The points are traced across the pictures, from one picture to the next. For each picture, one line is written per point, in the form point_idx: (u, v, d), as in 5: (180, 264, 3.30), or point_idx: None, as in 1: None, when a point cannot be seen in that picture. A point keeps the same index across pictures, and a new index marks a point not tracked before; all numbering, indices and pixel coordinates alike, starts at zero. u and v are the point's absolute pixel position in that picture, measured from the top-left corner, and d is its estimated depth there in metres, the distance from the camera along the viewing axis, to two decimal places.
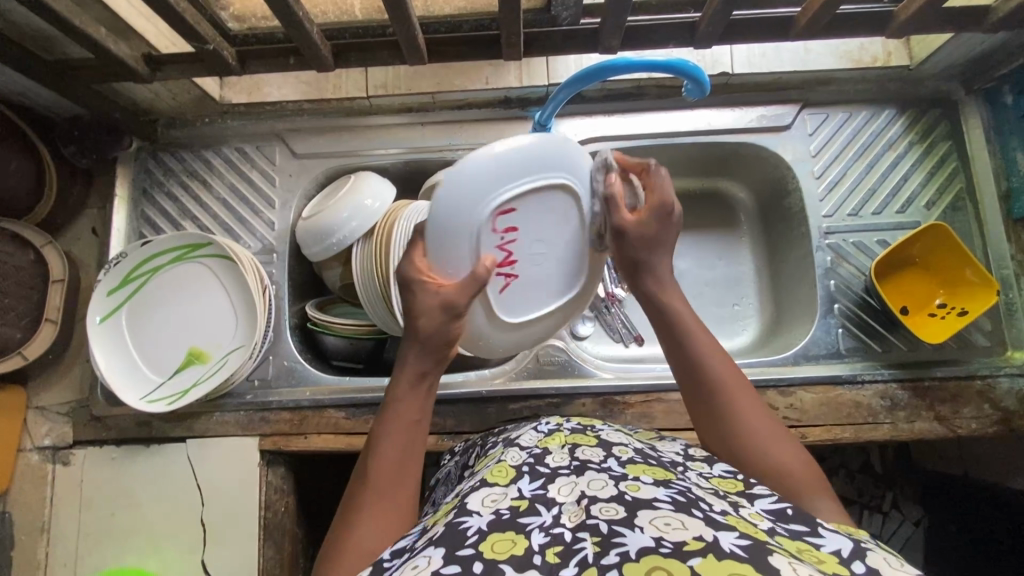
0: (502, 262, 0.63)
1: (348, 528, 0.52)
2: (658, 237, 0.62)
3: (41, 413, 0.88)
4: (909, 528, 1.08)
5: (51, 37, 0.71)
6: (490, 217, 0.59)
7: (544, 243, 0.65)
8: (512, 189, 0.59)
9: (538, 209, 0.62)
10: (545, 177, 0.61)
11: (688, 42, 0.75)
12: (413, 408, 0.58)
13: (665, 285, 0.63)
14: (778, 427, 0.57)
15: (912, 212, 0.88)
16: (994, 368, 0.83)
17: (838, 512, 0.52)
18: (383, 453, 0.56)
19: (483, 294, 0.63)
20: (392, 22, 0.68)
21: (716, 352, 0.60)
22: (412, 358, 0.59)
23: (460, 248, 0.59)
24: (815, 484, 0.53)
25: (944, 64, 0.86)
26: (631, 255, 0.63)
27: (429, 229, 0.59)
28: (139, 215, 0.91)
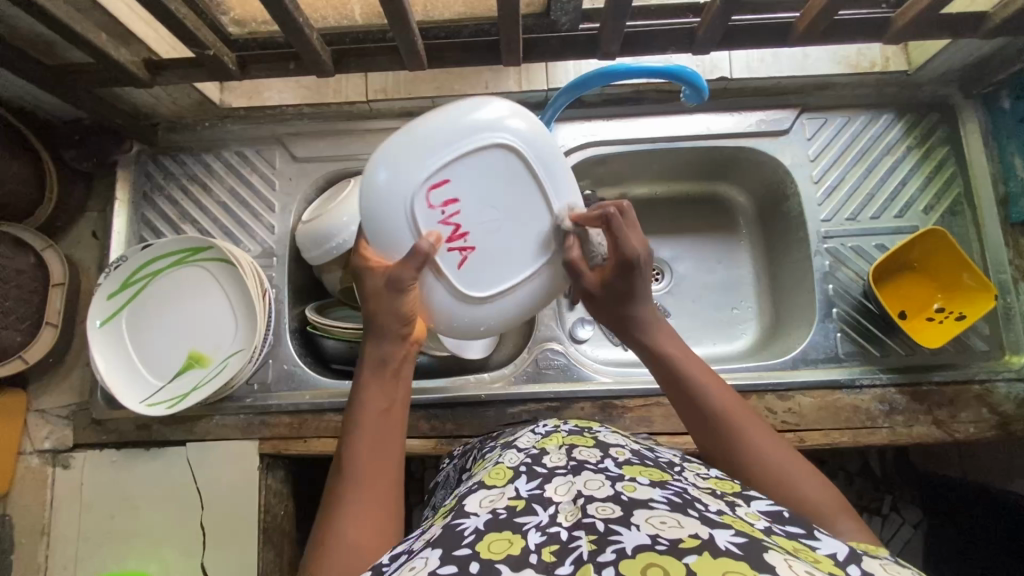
0: (450, 236, 0.60)
1: (330, 525, 0.51)
2: (631, 287, 0.64)
3: (41, 416, 0.88)
4: (909, 531, 1.09)
5: (50, 42, 0.71)
6: (425, 191, 0.58)
7: (498, 210, 0.61)
8: (438, 161, 0.58)
9: (476, 176, 0.59)
10: (475, 141, 0.58)
11: (686, 48, 0.75)
12: (381, 397, 0.59)
13: (655, 330, 0.65)
14: (790, 453, 0.56)
15: (910, 217, 0.88)
16: (992, 373, 0.83)
17: (864, 533, 0.51)
18: (359, 441, 0.56)
19: (435, 270, 0.61)
20: (392, 29, 0.68)
21: (715, 387, 0.60)
22: (374, 347, 0.61)
23: (398, 229, 0.59)
24: (832, 506, 0.52)
25: (942, 70, 0.86)
26: (608, 310, 0.66)
27: (365, 218, 0.60)
28: (140, 218, 0.91)
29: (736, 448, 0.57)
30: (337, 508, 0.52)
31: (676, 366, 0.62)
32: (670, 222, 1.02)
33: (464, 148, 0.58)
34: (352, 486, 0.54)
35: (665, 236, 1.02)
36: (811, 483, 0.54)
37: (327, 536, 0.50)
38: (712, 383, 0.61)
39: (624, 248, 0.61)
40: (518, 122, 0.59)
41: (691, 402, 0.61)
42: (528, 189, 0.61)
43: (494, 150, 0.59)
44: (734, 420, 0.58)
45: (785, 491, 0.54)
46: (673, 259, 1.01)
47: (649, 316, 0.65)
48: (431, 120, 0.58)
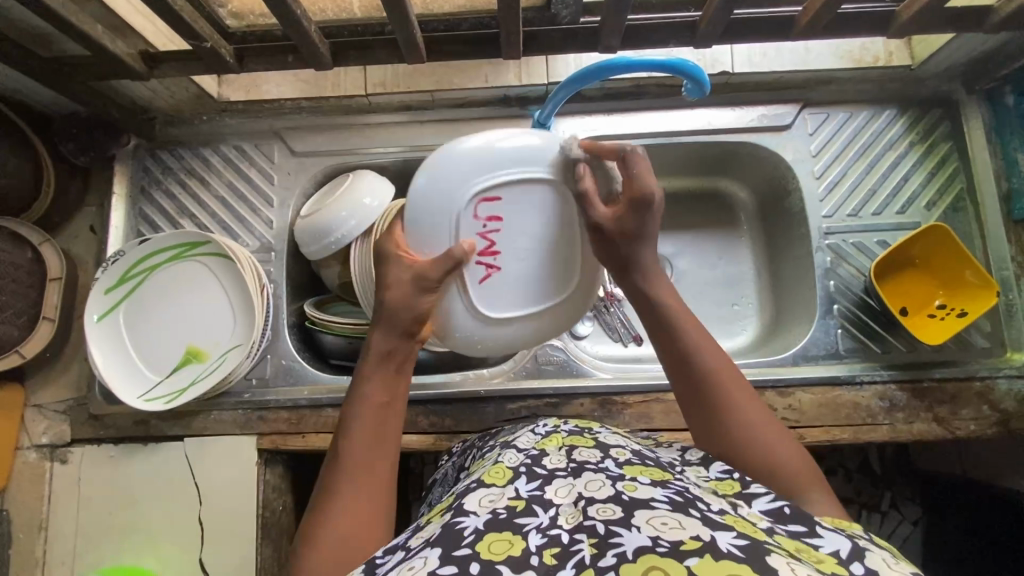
0: (483, 250, 0.61)
1: (322, 514, 0.52)
2: (638, 230, 0.60)
3: (39, 411, 0.88)
4: (907, 528, 1.08)
5: (47, 35, 0.71)
6: (471, 202, 0.60)
7: (533, 241, 0.62)
8: (494, 179, 0.60)
9: (524, 204, 0.61)
10: (530, 173, 0.60)
11: (688, 42, 0.74)
12: (383, 390, 0.59)
13: (652, 279, 0.62)
14: (771, 420, 0.57)
15: (912, 213, 0.88)
16: (993, 370, 0.82)
17: (835, 507, 0.52)
18: (356, 433, 0.56)
19: (460, 279, 0.61)
20: (391, 22, 0.68)
21: (708, 348, 0.59)
22: (379, 339, 0.61)
23: (438, 228, 0.60)
24: (806, 476, 0.54)
25: (945, 65, 0.86)
26: (611, 251, 0.61)
27: (409, 208, 0.61)
28: (138, 212, 0.91)
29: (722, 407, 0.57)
30: (331, 497, 0.53)
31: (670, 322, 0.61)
32: (671, 217, 1.02)
33: (520, 175, 0.60)
34: (346, 478, 0.54)
35: (665, 231, 1.01)
36: (789, 452, 0.55)
37: (319, 526, 0.51)
38: (705, 340, 0.60)
39: (639, 183, 0.58)
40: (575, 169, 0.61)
41: (683, 357, 0.59)
42: (565, 228, 0.62)
43: (546, 186, 0.61)
44: (722, 381, 0.58)
45: (765, 456, 0.54)
46: (674, 254, 1.00)
47: (649, 264, 0.62)
48: (496, 141, 0.60)
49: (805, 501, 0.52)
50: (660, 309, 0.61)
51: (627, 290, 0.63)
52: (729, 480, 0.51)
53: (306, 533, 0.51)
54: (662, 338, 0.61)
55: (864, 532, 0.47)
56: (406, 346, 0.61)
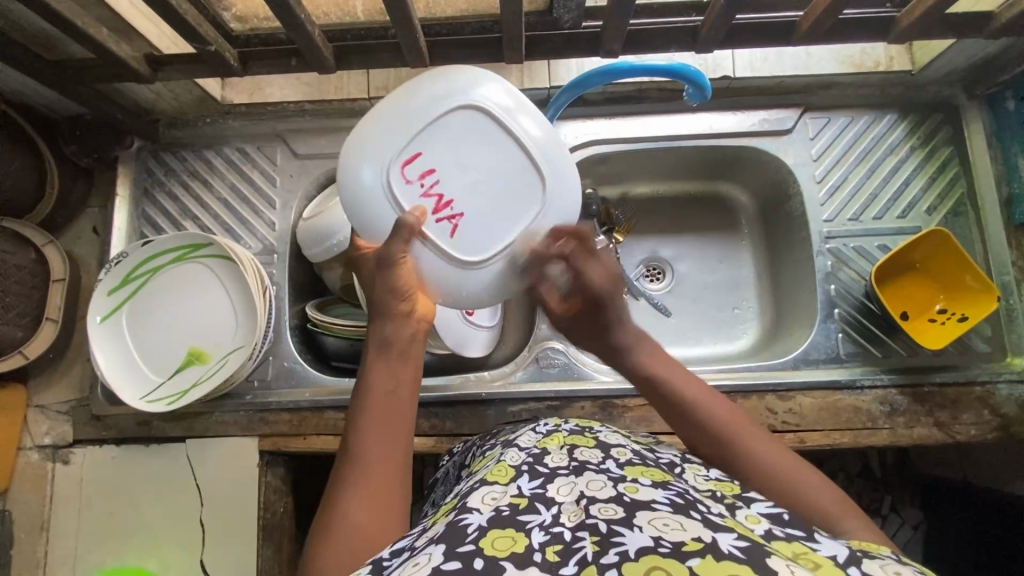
0: (435, 207, 0.59)
1: (335, 510, 0.51)
2: (603, 319, 0.66)
3: (41, 412, 0.88)
4: (908, 532, 1.09)
5: (52, 37, 0.71)
6: (399, 171, 0.58)
7: (477, 172, 0.59)
8: (406, 136, 0.58)
9: (446, 141, 0.58)
10: (434, 110, 0.58)
11: (689, 46, 0.75)
12: (387, 379, 0.59)
13: (643, 352, 0.66)
14: (788, 454, 0.57)
15: (913, 218, 0.88)
16: (993, 374, 0.82)
17: (870, 531, 0.51)
18: (364, 426, 0.56)
19: (428, 243, 0.59)
20: (394, 26, 0.68)
21: (707, 405, 0.61)
22: (379, 331, 0.61)
23: (381, 213, 0.59)
24: (838, 505, 0.53)
25: (946, 70, 0.86)
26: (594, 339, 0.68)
27: (353, 220, 0.61)
28: (140, 214, 0.91)
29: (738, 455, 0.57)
30: (343, 492, 0.52)
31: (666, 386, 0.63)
32: (672, 221, 1.02)
33: (426, 118, 0.58)
34: (357, 470, 0.54)
35: (666, 235, 1.02)
36: (816, 484, 0.54)
37: (332, 521, 0.50)
38: (705, 396, 0.61)
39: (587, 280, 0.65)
40: (473, 80, 0.58)
41: (685, 419, 0.61)
42: (501, 144, 0.59)
43: (460, 117, 0.58)
44: (731, 428, 0.59)
45: (792, 493, 0.54)
46: (675, 258, 1.01)
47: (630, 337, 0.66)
48: (391, 103, 0.59)
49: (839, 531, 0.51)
50: (658, 376, 0.64)
51: (624, 371, 0.67)
52: (730, 482, 0.52)
53: (319, 529, 0.51)
54: (665, 406, 0.63)
55: (891, 553, 0.45)
56: (406, 333, 0.61)
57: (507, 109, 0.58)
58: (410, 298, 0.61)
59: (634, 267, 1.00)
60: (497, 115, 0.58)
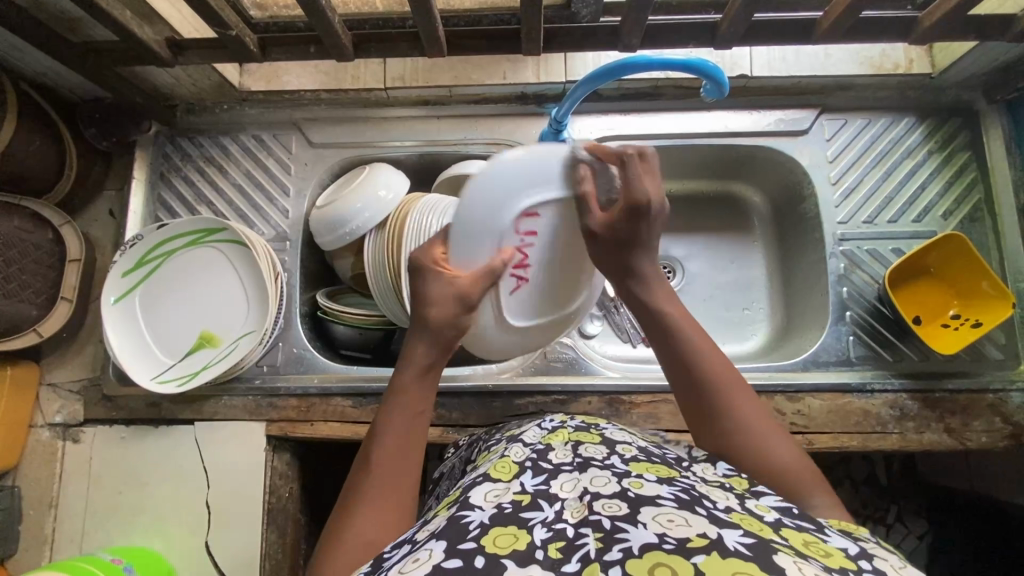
0: (518, 263, 0.66)
1: (349, 515, 0.52)
2: (636, 237, 0.61)
3: (53, 390, 0.89)
4: (913, 542, 1.07)
5: (77, 19, 0.73)
6: (514, 221, 0.62)
7: (566, 240, 0.66)
8: (535, 197, 0.62)
9: (561, 215, 0.64)
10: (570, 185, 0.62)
11: (707, 43, 0.74)
12: (417, 399, 0.60)
13: (650, 287, 0.63)
14: (768, 418, 0.57)
15: (928, 222, 0.87)
16: (1007, 383, 0.81)
17: (836, 509, 0.53)
18: (385, 442, 0.57)
19: (494, 291, 0.67)
20: (413, 13, 0.68)
21: (710, 352, 0.59)
22: (419, 351, 0.62)
23: (479, 242, 0.63)
24: (805, 477, 0.53)
25: (967, 73, 0.85)
26: (612, 255, 0.62)
27: (453, 226, 0.63)
28: (156, 198, 0.92)
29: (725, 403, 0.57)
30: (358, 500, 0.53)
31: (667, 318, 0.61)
32: (684, 220, 1.02)
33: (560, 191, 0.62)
34: (375, 483, 0.54)
35: (679, 233, 1.01)
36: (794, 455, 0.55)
37: (344, 526, 0.51)
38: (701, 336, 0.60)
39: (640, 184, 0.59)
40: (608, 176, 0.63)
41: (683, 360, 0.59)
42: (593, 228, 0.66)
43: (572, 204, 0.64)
44: (718, 379, 0.57)
45: (765, 456, 0.54)
46: (686, 257, 1.00)
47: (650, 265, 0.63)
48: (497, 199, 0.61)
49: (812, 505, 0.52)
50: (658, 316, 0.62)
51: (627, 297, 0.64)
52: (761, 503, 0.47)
53: (332, 534, 0.51)
54: (659, 341, 0.61)
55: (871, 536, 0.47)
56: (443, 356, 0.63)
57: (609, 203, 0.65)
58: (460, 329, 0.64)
59: None
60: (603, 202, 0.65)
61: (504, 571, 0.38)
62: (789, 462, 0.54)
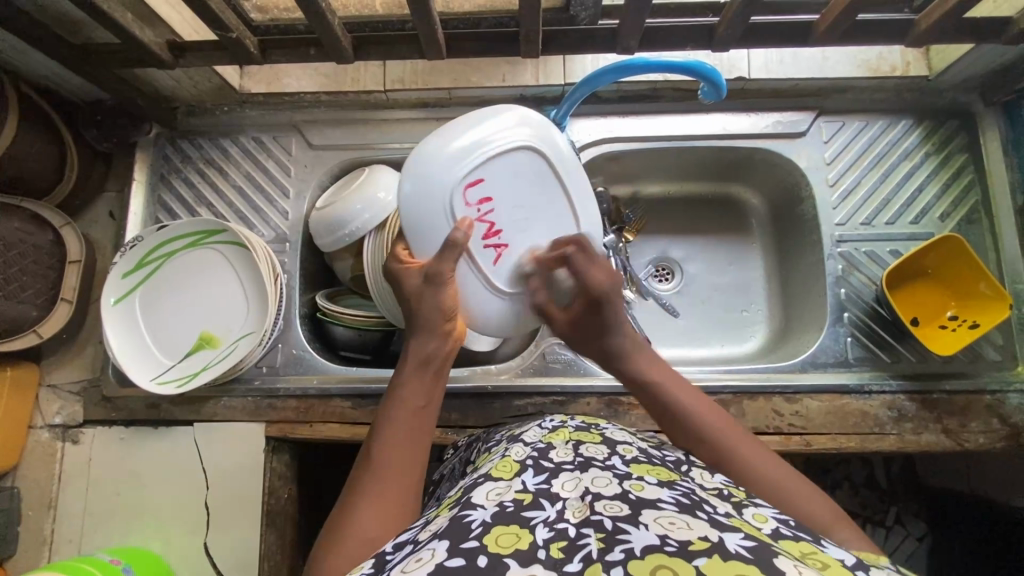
0: (486, 234, 0.66)
1: (350, 511, 0.52)
2: (603, 320, 0.66)
3: (53, 391, 0.89)
4: (912, 544, 1.07)
5: (79, 21, 0.73)
6: (460, 190, 0.63)
7: (522, 200, 0.66)
8: (471, 163, 0.63)
9: (503, 173, 0.65)
10: (502, 142, 0.64)
11: (705, 45, 0.75)
12: (418, 395, 0.60)
13: (635, 361, 0.65)
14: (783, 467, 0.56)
15: (926, 223, 0.88)
16: (1004, 384, 0.82)
17: (863, 542, 0.51)
18: (388, 439, 0.57)
19: (473, 264, 0.66)
20: (412, 16, 0.68)
21: (708, 412, 0.60)
22: (418, 345, 0.63)
23: (432, 225, 0.64)
24: (830, 519, 0.52)
25: (963, 76, 0.86)
26: (590, 342, 0.67)
27: (403, 222, 0.64)
28: (156, 199, 0.92)
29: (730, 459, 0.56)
30: (359, 496, 0.53)
31: (656, 388, 0.63)
32: (683, 222, 1.02)
33: (495, 149, 0.64)
34: (377, 479, 0.54)
35: (678, 235, 1.02)
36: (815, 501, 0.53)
37: (346, 520, 0.51)
38: (695, 400, 0.61)
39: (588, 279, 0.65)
40: (536, 125, 0.66)
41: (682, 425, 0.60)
42: (551, 185, 0.67)
43: (517, 156, 0.65)
44: (723, 435, 0.58)
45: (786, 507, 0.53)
46: (685, 259, 1.01)
47: (627, 340, 0.65)
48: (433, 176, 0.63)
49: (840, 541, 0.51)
50: (651, 381, 0.63)
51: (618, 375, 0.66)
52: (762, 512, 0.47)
53: (332, 530, 0.51)
54: (657, 411, 0.62)
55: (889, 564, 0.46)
56: (444, 352, 0.64)
57: (554, 154, 0.66)
58: (452, 318, 0.65)
59: (643, 266, 1.00)
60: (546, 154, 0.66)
61: (506, 571, 0.38)
62: (812, 508, 0.53)
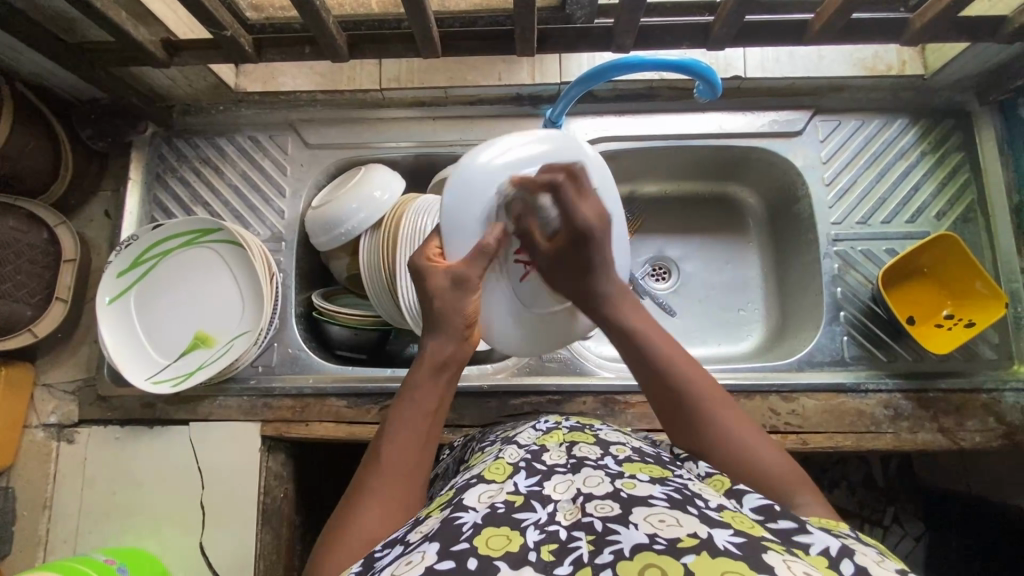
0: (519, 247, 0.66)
1: (352, 510, 0.52)
2: (588, 259, 0.64)
3: (48, 391, 0.89)
4: (909, 544, 1.06)
5: (73, 19, 0.73)
6: (503, 201, 0.64)
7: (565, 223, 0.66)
8: (515, 175, 0.64)
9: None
10: (546, 160, 0.65)
11: (701, 44, 0.75)
12: (431, 397, 0.59)
13: (614, 305, 0.64)
14: (747, 421, 0.57)
15: (922, 222, 0.88)
16: (1000, 383, 0.82)
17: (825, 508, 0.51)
18: (397, 441, 0.56)
19: (500, 275, 0.67)
20: (408, 16, 0.68)
21: (681, 360, 0.60)
22: (436, 346, 0.61)
23: (469, 228, 0.64)
24: (789, 476, 0.53)
25: (959, 75, 0.86)
26: (568, 281, 0.66)
27: (442, 220, 0.64)
28: (152, 199, 0.92)
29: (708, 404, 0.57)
30: (361, 496, 0.53)
31: (632, 331, 0.62)
32: (679, 221, 1.02)
33: (543, 169, 0.65)
34: (380, 480, 0.54)
35: (674, 234, 1.02)
36: (771, 456, 0.54)
37: (347, 521, 0.51)
38: (668, 345, 0.61)
39: (573, 214, 0.63)
40: (579, 150, 0.67)
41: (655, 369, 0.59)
42: None
43: (564, 178, 0.66)
44: (694, 384, 0.58)
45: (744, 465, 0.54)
46: (682, 258, 1.01)
47: (609, 285, 0.65)
48: (480, 181, 0.63)
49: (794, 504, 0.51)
50: (628, 327, 0.63)
51: (594, 318, 0.66)
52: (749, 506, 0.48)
53: (334, 530, 0.51)
54: (629, 352, 0.62)
55: (850, 530, 0.46)
56: (461, 355, 0.62)
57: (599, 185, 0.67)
58: (472, 323, 0.63)
59: (639, 266, 1.00)
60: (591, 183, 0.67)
61: (497, 572, 0.38)
62: (771, 461, 0.54)
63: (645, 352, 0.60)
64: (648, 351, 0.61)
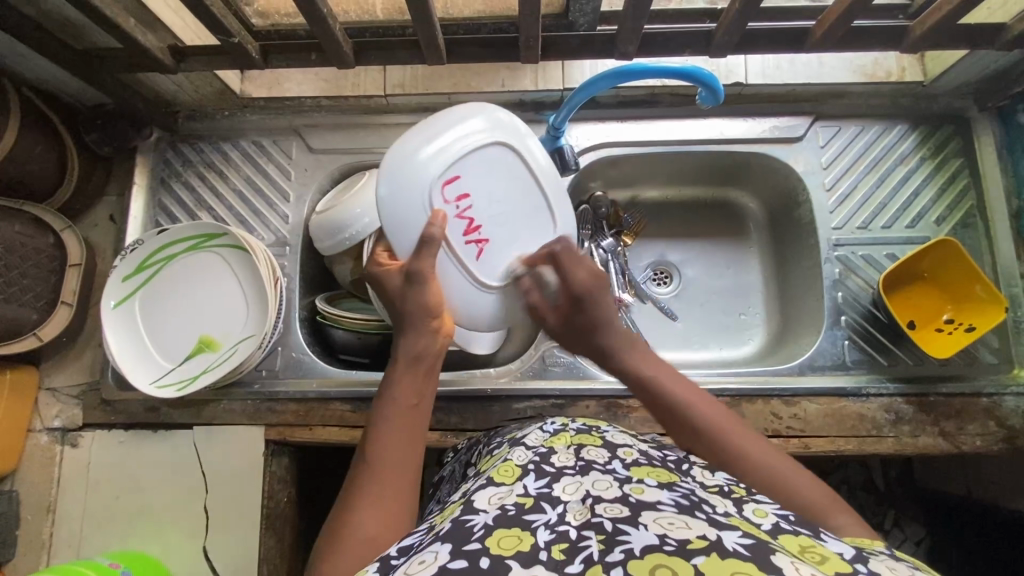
0: (466, 229, 0.66)
1: (347, 511, 0.52)
2: (593, 316, 0.66)
3: (52, 395, 0.89)
4: (910, 547, 1.07)
5: (81, 26, 0.74)
6: (437, 185, 0.64)
7: (499, 195, 0.67)
8: (447, 160, 0.64)
9: (477, 169, 0.66)
10: (476, 140, 0.65)
11: (703, 51, 0.75)
12: (410, 393, 0.60)
13: (627, 354, 0.65)
14: (772, 454, 0.57)
15: (922, 228, 0.88)
16: (1001, 387, 0.82)
17: (859, 526, 0.51)
18: (383, 439, 0.57)
19: (455, 258, 0.66)
20: (414, 24, 0.69)
21: (696, 403, 0.60)
22: (407, 345, 0.62)
23: (412, 226, 0.64)
24: (824, 502, 0.52)
25: (958, 82, 0.87)
26: (581, 338, 0.67)
27: (386, 227, 0.64)
28: (157, 203, 0.93)
29: (724, 452, 0.57)
30: (357, 497, 0.53)
31: (647, 381, 0.62)
32: (680, 226, 1.03)
33: (467, 147, 0.65)
34: (372, 479, 0.54)
35: (676, 239, 1.02)
36: (803, 483, 0.54)
37: (343, 522, 0.51)
38: (681, 388, 0.61)
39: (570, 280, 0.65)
40: (508, 124, 0.67)
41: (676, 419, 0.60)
42: (525, 182, 0.68)
43: (489, 151, 0.66)
44: (712, 428, 0.58)
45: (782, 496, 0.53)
46: (683, 263, 1.01)
47: (616, 335, 0.66)
48: (406, 171, 0.63)
49: (830, 526, 0.50)
50: (641, 376, 0.63)
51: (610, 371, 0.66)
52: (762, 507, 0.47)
53: (332, 532, 0.51)
54: (647, 403, 0.62)
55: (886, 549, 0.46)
56: (435, 349, 0.63)
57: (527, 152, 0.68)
58: (438, 316, 0.64)
59: (641, 270, 1.01)
60: (517, 150, 0.67)
61: (508, 572, 0.39)
62: (803, 487, 0.53)
63: (663, 402, 0.61)
64: (665, 399, 0.61)
